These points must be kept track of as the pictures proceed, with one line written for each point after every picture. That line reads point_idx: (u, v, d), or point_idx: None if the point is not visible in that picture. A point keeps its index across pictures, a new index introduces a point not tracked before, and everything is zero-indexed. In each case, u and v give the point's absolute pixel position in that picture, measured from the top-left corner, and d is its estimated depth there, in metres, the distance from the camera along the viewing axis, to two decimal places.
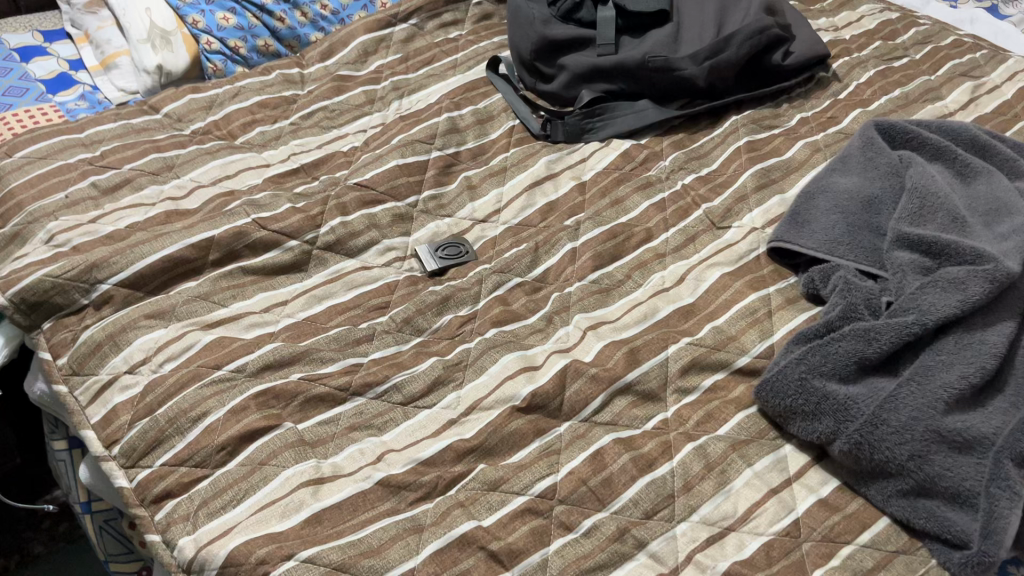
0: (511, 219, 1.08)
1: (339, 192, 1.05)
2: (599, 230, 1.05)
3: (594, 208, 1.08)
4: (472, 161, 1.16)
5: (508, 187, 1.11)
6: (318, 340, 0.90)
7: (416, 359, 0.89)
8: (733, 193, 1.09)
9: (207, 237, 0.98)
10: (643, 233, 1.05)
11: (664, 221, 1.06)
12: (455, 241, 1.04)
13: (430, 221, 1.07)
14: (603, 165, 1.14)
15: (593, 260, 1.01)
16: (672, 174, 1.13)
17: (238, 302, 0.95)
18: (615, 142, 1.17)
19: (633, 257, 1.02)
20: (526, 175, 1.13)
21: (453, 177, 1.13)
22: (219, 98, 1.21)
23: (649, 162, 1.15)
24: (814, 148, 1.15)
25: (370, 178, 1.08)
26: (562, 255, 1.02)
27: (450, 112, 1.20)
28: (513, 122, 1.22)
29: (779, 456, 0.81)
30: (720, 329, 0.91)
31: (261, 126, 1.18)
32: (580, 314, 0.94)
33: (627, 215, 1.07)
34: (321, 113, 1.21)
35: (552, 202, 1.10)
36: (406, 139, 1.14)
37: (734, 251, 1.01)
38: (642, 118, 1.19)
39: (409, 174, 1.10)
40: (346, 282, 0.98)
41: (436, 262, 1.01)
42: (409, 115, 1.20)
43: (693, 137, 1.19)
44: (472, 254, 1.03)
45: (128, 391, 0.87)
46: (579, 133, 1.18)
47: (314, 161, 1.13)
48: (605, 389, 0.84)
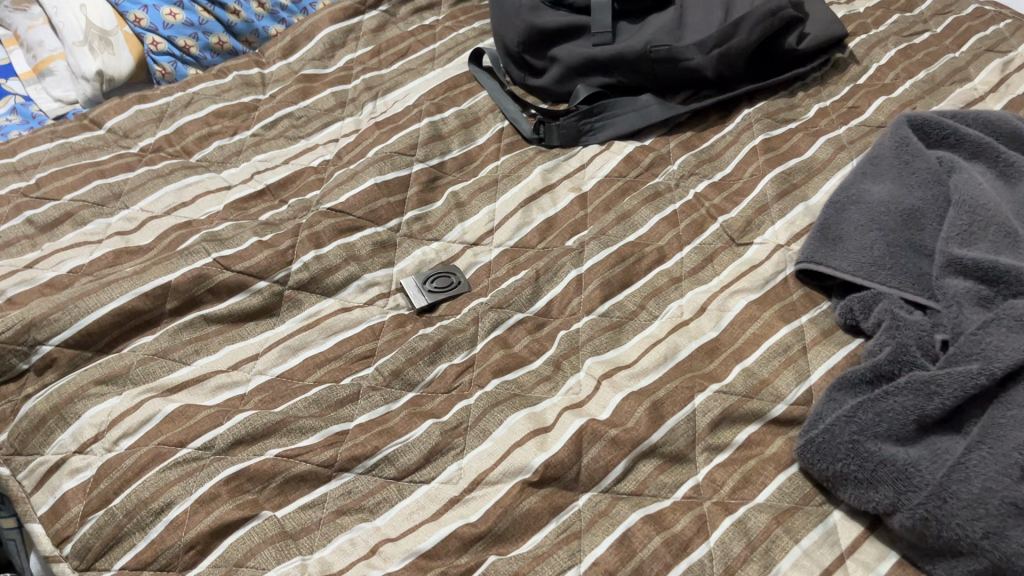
0: (506, 241, 0.97)
1: (311, 219, 0.93)
2: (607, 252, 0.93)
3: (599, 225, 0.97)
4: (459, 172, 1.03)
5: (502, 203, 1.00)
6: (296, 404, 0.79)
7: (409, 423, 0.78)
8: (752, 201, 0.98)
9: (163, 283, 0.85)
10: (655, 254, 0.94)
11: (677, 238, 0.95)
12: (444, 270, 0.93)
13: (416, 248, 0.95)
14: (606, 173, 1.03)
15: (601, 289, 0.90)
16: (682, 181, 1.02)
17: (203, 359, 0.83)
18: (616, 145, 1.05)
19: (646, 283, 0.91)
20: (521, 188, 1.01)
21: (439, 193, 1.01)
22: (169, 108, 1.08)
23: (656, 168, 1.03)
24: (838, 146, 1.04)
25: (346, 201, 0.95)
26: (566, 284, 0.91)
27: (432, 116, 1.07)
28: (501, 123, 1.09)
29: (828, 528, 0.71)
30: (750, 372, 0.81)
31: (219, 140, 1.05)
32: (592, 357, 0.83)
33: (637, 232, 0.96)
34: (286, 121, 1.08)
35: (551, 218, 0.99)
36: (384, 151, 1.01)
37: (759, 274, 0.90)
38: (645, 117, 1.06)
39: (390, 193, 0.98)
40: (324, 328, 0.86)
41: (426, 297, 0.90)
42: (386, 121, 1.07)
43: (702, 135, 1.07)
44: (465, 284, 0.92)
45: (79, 475, 0.75)
46: (576, 136, 1.06)
47: (281, 180, 1.00)
48: (627, 453, 0.74)
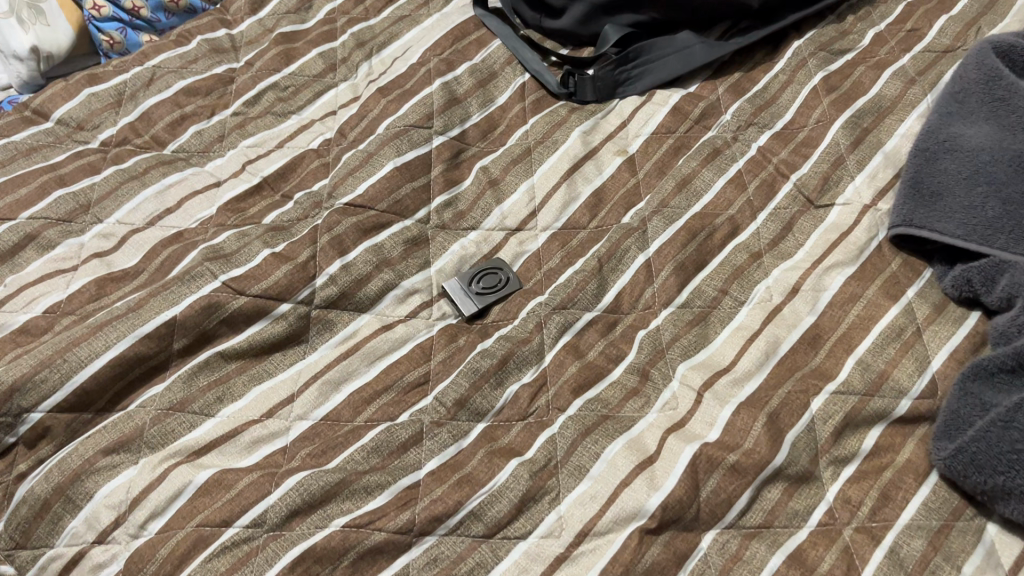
0: (553, 223, 0.84)
1: (327, 220, 0.78)
2: (674, 228, 0.81)
3: (657, 196, 0.84)
4: (484, 142, 0.89)
5: (540, 176, 0.86)
6: (351, 456, 0.67)
7: (491, 465, 0.66)
8: (825, 152, 0.86)
9: (167, 319, 0.71)
10: (727, 226, 0.82)
11: (749, 204, 0.84)
12: (489, 265, 0.80)
13: (452, 241, 0.82)
14: (652, 130, 0.90)
15: (676, 275, 0.78)
16: (739, 133, 0.90)
17: (230, 407, 0.70)
18: (659, 96, 0.92)
19: (723, 263, 0.80)
20: (560, 156, 0.87)
21: (466, 171, 0.87)
22: (128, 87, 0.90)
23: (707, 119, 0.91)
24: (907, 78, 0.91)
25: (365, 193, 0.81)
26: (635, 271, 0.79)
27: (443, 76, 0.92)
28: (522, 78, 0.95)
29: (987, 547, 0.63)
30: (866, 364, 0.71)
31: (195, 124, 0.88)
32: (683, 363, 0.72)
33: (702, 201, 0.84)
34: (271, 94, 0.91)
35: (599, 190, 0.86)
36: (397, 125, 0.86)
37: (851, 242, 0.79)
38: (688, 60, 0.93)
39: (412, 177, 0.83)
40: (366, 354, 0.73)
41: (475, 302, 0.77)
42: (390, 86, 0.91)
43: (751, 76, 0.95)
44: (516, 280, 0.79)
45: (104, 571, 0.61)
46: (612, 86, 0.93)
47: (280, 169, 0.85)
48: (752, 482, 0.64)
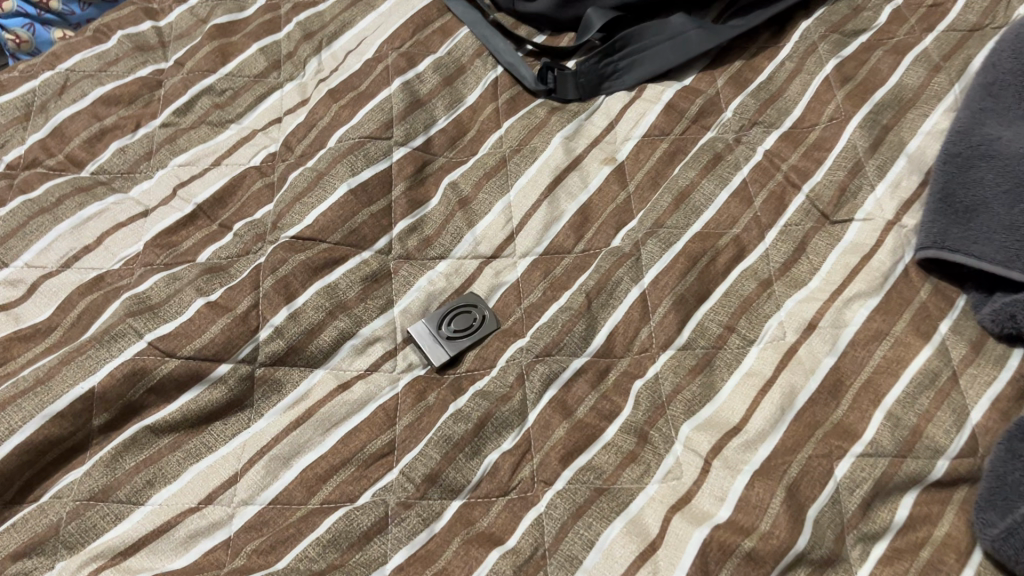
0: (533, 248, 0.73)
1: (271, 259, 0.68)
2: (671, 252, 0.71)
3: (651, 213, 0.74)
4: (452, 151, 0.78)
5: (517, 192, 0.75)
6: (304, 552, 0.57)
7: (467, 558, 0.56)
8: (841, 157, 0.75)
9: (84, 391, 0.60)
10: (731, 247, 0.72)
11: (756, 221, 0.73)
12: (461, 303, 0.70)
13: (419, 274, 0.71)
14: (643, 132, 0.79)
15: (676, 309, 0.68)
16: (742, 135, 0.79)
17: (161, 492, 0.59)
18: (650, 92, 0.82)
19: (728, 293, 0.70)
20: (539, 168, 0.76)
21: (432, 187, 0.76)
22: (37, 97, 0.78)
23: (706, 118, 0.80)
24: (930, 66, 0.80)
25: (315, 223, 0.70)
26: (628, 307, 0.69)
27: (403, 75, 0.80)
28: (495, 72, 0.83)
29: None
30: (896, 419, 0.62)
31: (118, 139, 0.76)
32: (686, 423, 0.63)
33: (702, 218, 0.73)
34: (205, 100, 0.79)
35: (585, 207, 0.75)
36: (351, 138, 0.75)
37: (875, 267, 0.69)
38: (683, 48, 0.82)
39: (369, 201, 0.72)
40: (320, 422, 0.63)
41: (447, 349, 0.67)
42: (342, 88, 0.80)
43: (754, 64, 0.84)
44: (492, 318, 0.69)
45: None
46: (597, 82, 0.82)
47: (217, 193, 0.73)
48: (771, 572, 0.55)
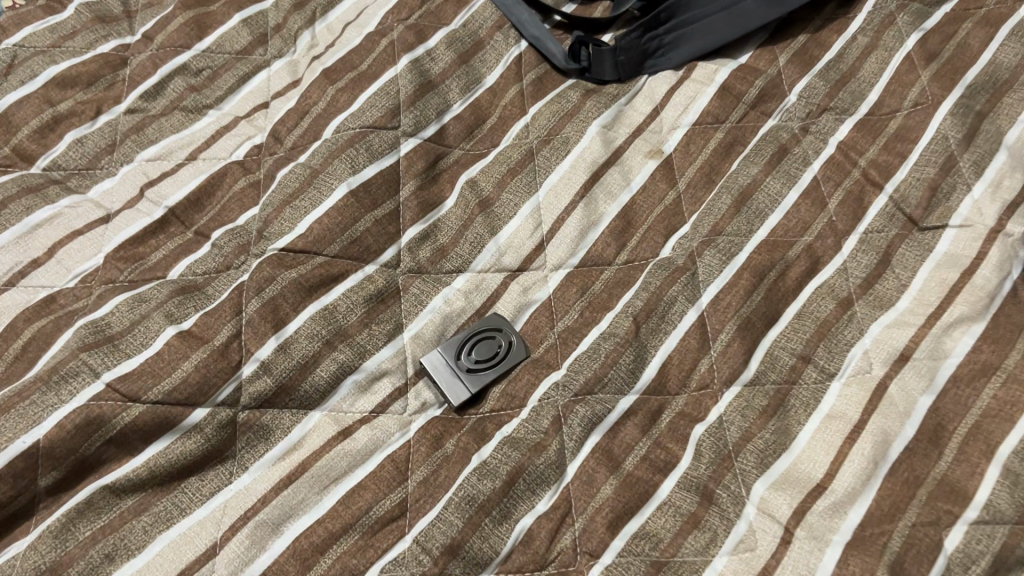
0: (567, 259, 0.62)
1: (256, 277, 0.56)
2: (733, 267, 0.60)
3: (707, 218, 0.63)
4: (469, 142, 0.66)
5: (548, 192, 0.64)
6: None
7: None
8: (929, 150, 0.63)
9: (26, 446, 0.48)
10: (803, 259, 0.61)
11: (830, 228, 0.62)
12: (484, 326, 0.58)
13: (433, 292, 0.60)
14: (694, 119, 0.68)
15: (741, 337, 0.57)
16: (809, 123, 0.67)
17: (123, 569, 0.47)
18: (700, 73, 0.70)
19: (801, 315, 0.59)
20: (573, 163, 0.65)
21: (446, 186, 0.64)
22: None
23: (766, 103, 0.69)
24: None
25: (308, 232, 0.58)
26: (684, 334, 0.58)
27: (412, 51, 0.68)
28: (517, 48, 0.71)
29: None
30: (1016, 477, 0.48)
31: (75, 129, 0.64)
32: (759, 481, 0.52)
33: (767, 224, 0.62)
34: (180, 81, 0.67)
35: (628, 209, 0.64)
36: (351, 127, 0.63)
37: (978, 285, 0.56)
38: (737, 20, 0.69)
39: (373, 203, 0.61)
40: (316, 478, 0.52)
41: (469, 383, 0.56)
42: (339, 67, 0.67)
43: (820, 39, 0.72)
44: (521, 344, 0.58)
45: None
46: (639, 59, 0.71)
47: (193, 194, 0.62)
48: None
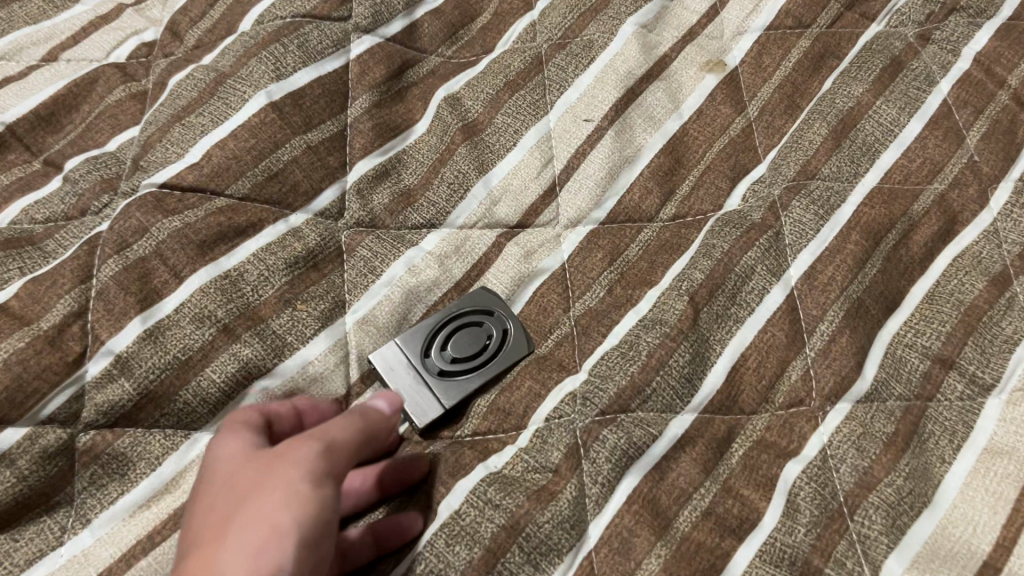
0: (590, 211, 0.43)
1: (118, 227, 0.37)
2: (835, 225, 0.41)
3: (793, 154, 0.43)
4: (451, 47, 0.47)
5: (561, 115, 0.45)
6: None
7: None
8: None
9: None
10: (936, 214, 0.42)
11: (972, 171, 0.43)
12: (467, 305, 0.40)
13: (390, 255, 0.40)
14: (767, 21, 0.48)
15: (851, 328, 0.38)
16: (931, 28, 0.48)
17: None
18: None
19: (935, 296, 0.40)
20: (598, 76, 0.46)
21: (416, 104, 0.45)
22: None
23: (868, 2, 0.49)
24: None
25: (204, 161, 0.39)
26: (765, 323, 0.39)
27: None
28: None
29: None
30: None
31: None
32: (895, 557, 0.33)
33: (879, 165, 0.43)
34: None
35: (676, 141, 0.45)
36: (280, 16, 0.44)
37: None
38: None
39: (306, 123, 0.42)
40: None
41: (443, 392, 0.38)
42: None
43: None
44: (523, 336, 0.39)
45: None
46: None
47: (44, 108, 0.42)
48: None
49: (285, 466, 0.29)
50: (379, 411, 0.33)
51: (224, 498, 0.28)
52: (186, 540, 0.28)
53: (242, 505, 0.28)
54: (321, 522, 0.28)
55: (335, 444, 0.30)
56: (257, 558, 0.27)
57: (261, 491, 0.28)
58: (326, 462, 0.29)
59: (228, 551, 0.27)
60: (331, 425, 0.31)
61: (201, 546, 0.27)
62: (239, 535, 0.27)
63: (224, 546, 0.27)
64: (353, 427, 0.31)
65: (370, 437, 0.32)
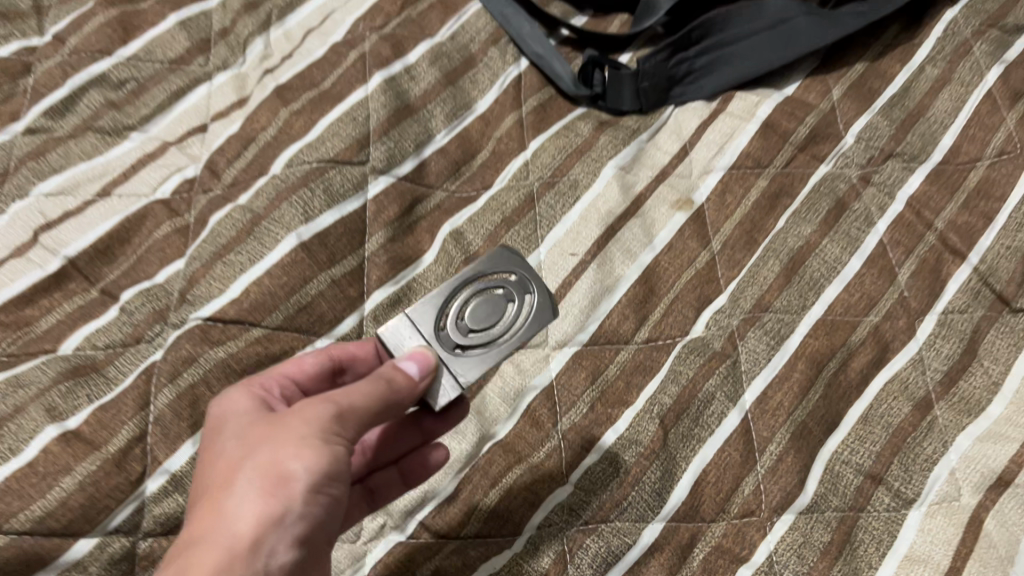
0: (575, 334, 0.49)
1: (171, 358, 0.43)
2: (784, 354, 0.48)
3: (751, 288, 0.50)
4: (454, 182, 0.54)
5: (551, 248, 0.52)
6: None
7: None
8: (1018, 214, 0.52)
9: None
10: (870, 345, 0.49)
11: (902, 305, 0.50)
12: (480, 272, 0.41)
13: None
14: (731, 161, 0.55)
15: (796, 449, 0.45)
16: (872, 171, 0.55)
17: None
18: (739, 105, 0.58)
19: (868, 418, 0.46)
20: (583, 213, 0.53)
21: (424, 236, 0.51)
22: None
23: (818, 145, 0.56)
24: None
25: (244, 296, 0.46)
26: (725, 442, 0.45)
27: (388, 67, 0.55)
28: (515, 70, 0.58)
29: None
30: None
31: None
32: None
33: (823, 299, 0.50)
34: (94, 97, 0.54)
35: (651, 271, 0.51)
36: (307, 161, 0.50)
37: None
38: (787, 42, 0.57)
39: (330, 259, 0.48)
40: None
41: (462, 362, 0.39)
42: (296, 83, 0.54)
43: (880, 67, 0.59)
44: (541, 296, 0.40)
45: None
46: (665, 85, 0.58)
47: (100, 242, 0.48)
48: None
49: (301, 420, 0.32)
50: (406, 376, 0.36)
51: (236, 450, 0.32)
52: (201, 491, 0.32)
53: (251, 456, 0.31)
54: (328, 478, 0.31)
55: (346, 408, 0.33)
56: (261, 507, 0.30)
57: (271, 446, 0.31)
58: (337, 422, 0.32)
59: (234, 499, 0.30)
60: (347, 391, 0.34)
61: (212, 494, 0.31)
62: (244, 485, 0.30)
63: (230, 495, 0.30)
64: (363, 394, 0.34)
65: (380, 408, 0.34)
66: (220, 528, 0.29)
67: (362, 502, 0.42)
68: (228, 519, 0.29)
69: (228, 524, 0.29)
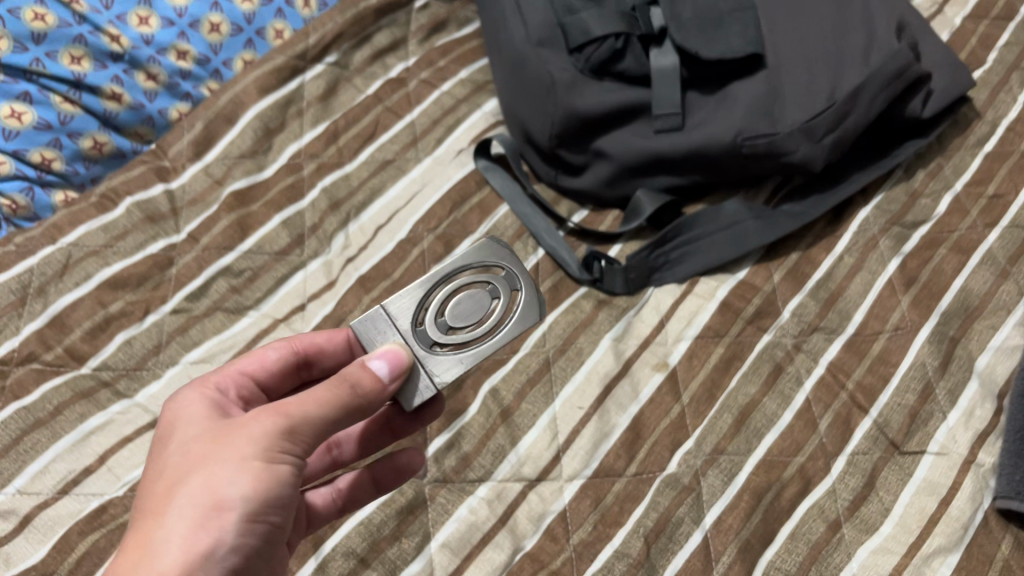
0: (582, 470, 0.67)
1: None
2: (734, 487, 0.66)
3: (710, 433, 0.69)
4: None
5: (564, 402, 0.70)
6: None
7: None
8: (908, 376, 0.70)
9: None
10: (797, 480, 0.66)
11: (822, 448, 0.68)
12: (458, 275, 0.52)
13: (458, 501, 0.65)
14: (697, 332, 0.74)
15: (741, 560, 0.63)
16: (802, 340, 0.74)
17: None
18: (703, 287, 0.77)
19: (796, 535, 0.64)
20: (587, 375, 0.71)
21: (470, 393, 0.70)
22: (34, 278, 0.68)
23: (762, 319, 0.75)
24: (997, 271, 0.75)
25: None
26: (690, 554, 0.63)
27: (440, 260, 0.75)
28: (536, 257, 0.77)
29: None
30: None
31: (123, 330, 0.68)
32: None
33: (764, 443, 0.68)
34: (222, 284, 0.72)
35: (637, 420, 0.69)
36: None
37: (954, 515, 0.63)
38: (738, 241, 0.76)
39: None
40: None
41: (442, 355, 0.51)
42: (373, 274, 0.74)
43: (810, 256, 0.79)
44: (529, 294, 0.52)
45: None
46: (647, 273, 0.77)
47: None
48: None
49: (241, 444, 0.41)
50: (368, 376, 0.46)
51: (178, 475, 0.40)
52: (148, 508, 0.40)
53: (188, 482, 0.40)
54: (258, 506, 0.40)
55: (293, 425, 0.42)
56: (189, 541, 0.38)
57: (210, 472, 0.40)
58: (280, 439, 0.41)
59: (168, 524, 0.38)
60: (295, 406, 0.42)
61: (153, 517, 0.39)
62: (178, 514, 0.38)
63: (166, 520, 0.38)
64: (308, 412, 0.42)
65: (328, 425, 0.43)
66: (151, 560, 0.37)
67: (339, 509, 0.58)
68: (155, 555, 0.37)
69: (157, 557, 0.37)
